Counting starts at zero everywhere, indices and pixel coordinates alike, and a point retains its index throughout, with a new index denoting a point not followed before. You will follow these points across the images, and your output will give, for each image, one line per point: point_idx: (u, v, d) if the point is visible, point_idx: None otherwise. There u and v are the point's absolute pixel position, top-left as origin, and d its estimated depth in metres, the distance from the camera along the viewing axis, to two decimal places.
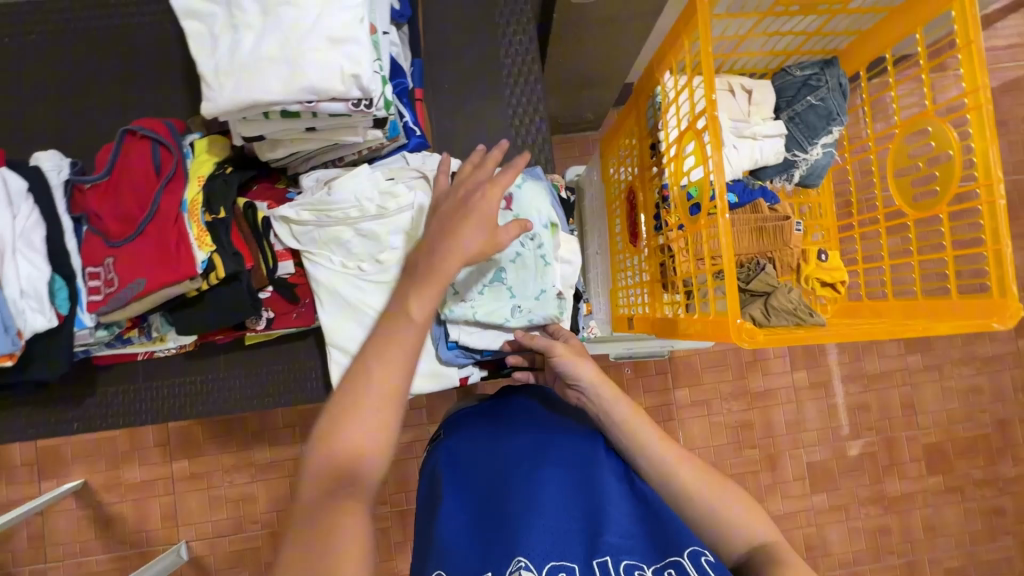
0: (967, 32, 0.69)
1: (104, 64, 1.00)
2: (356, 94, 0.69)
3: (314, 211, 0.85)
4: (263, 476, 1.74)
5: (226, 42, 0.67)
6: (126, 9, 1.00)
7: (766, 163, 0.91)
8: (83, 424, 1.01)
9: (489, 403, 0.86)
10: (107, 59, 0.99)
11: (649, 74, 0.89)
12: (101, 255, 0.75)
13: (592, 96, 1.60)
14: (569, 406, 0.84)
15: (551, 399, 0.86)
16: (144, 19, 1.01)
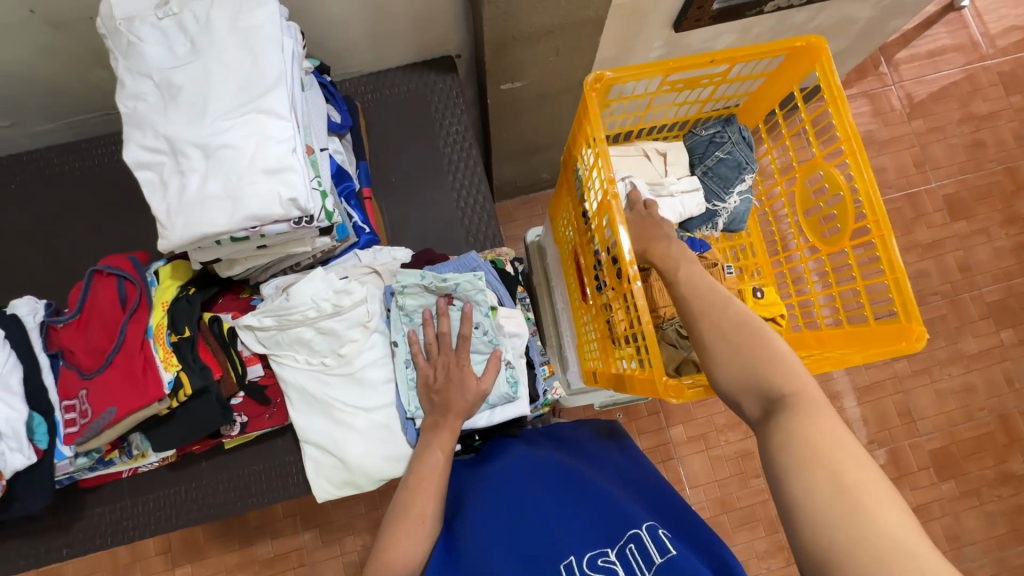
0: (831, 88, 0.78)
1: (89, 206, 1.11)
2: (297, 214, 0.77)
3: (275, 316, 0.91)
4: (268, 572, 1.72)
5: (174, 185, 0.75)
6: (104, 155, 1.12)
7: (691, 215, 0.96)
8: (73, 549, 1.02)
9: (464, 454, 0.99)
10: (92, 201, 1.11)
11: (569, 153, 0.98)
12: (76, 387, 0.80)
13: (544, 160, 1.71)
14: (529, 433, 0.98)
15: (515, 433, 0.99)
16: (120, 159, 1.12)
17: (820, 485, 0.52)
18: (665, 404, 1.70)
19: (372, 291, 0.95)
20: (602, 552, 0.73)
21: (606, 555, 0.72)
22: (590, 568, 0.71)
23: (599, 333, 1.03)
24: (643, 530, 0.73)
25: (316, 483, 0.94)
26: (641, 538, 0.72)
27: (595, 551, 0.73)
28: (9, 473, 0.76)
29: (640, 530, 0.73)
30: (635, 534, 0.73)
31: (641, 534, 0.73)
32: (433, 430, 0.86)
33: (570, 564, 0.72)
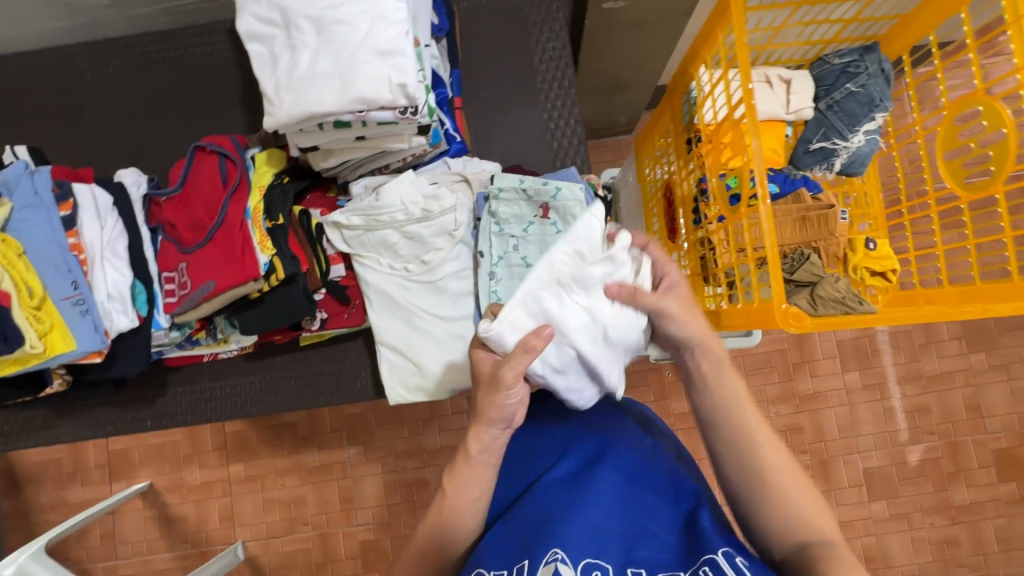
0: (1014, 7, 0.68)
1: (180, 95, 1.11)
2: (403, 103, 0.74)
3: (363, 216, 0.90)
4: (313, 478, 1.81)
5: (284, 60, 0.74)
6: (197, 45, 1.11)
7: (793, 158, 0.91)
8: (157, 422, 1.09)
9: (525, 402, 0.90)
10: (183, 90, 1.11)
11: (683, 71, 0.90)
12: (176, 261, 0.82)
13: (625, 99, 1.59)
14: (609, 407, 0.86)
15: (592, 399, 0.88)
16: (212, 49, 1.11)
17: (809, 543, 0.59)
18: None
19: (461, 200, 0.92)
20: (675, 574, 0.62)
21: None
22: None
23: (686, 272, 0.98)
24: (719, 555, 0.60)
25: (390, 387, 0.94)
26: (717, 562, 0.59)
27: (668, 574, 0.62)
28: (113, 333, 0.80)
29: (715, 554, 0.60)
30: (710, 555, 0.61)
31: (719, 559, 0.60)
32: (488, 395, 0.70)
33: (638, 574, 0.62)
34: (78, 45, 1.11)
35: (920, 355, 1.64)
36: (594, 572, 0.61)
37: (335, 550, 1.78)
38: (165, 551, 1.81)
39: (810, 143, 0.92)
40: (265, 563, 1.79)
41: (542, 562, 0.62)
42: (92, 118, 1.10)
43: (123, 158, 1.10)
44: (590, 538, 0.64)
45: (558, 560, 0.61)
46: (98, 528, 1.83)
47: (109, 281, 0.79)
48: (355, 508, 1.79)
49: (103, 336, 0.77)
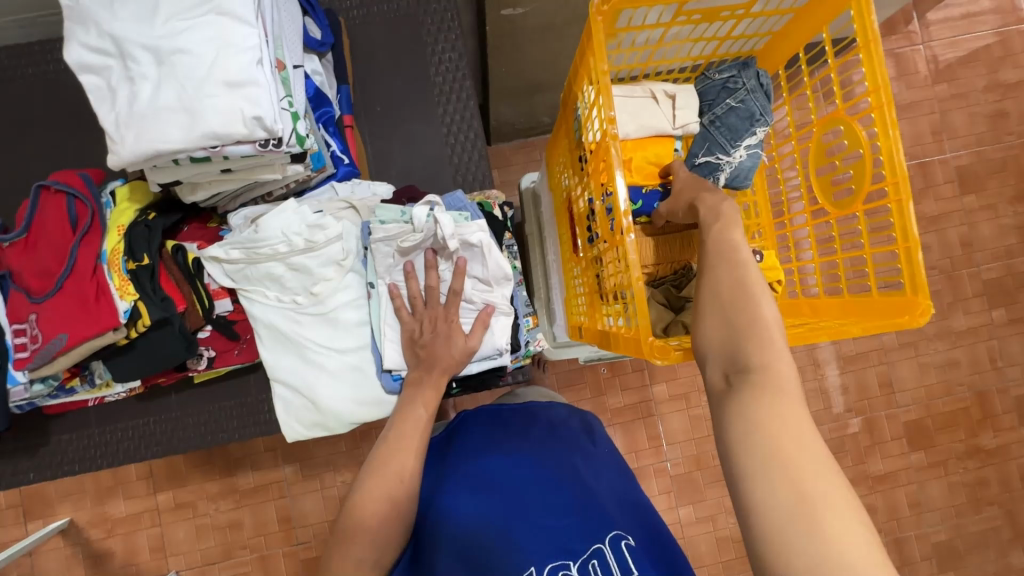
0: (865, 30, 0.69)
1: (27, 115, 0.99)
2: (262, 136, 0.69)
3: (243, 249, 0.86)
4: (249, 501, 1.75)
5: (123, 93, 0.68)
6: (41, 61, 0.99)
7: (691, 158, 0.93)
8: (42, 473, 1.01)
9: (443, 436, 0.95)
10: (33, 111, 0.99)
11: (569, 88, 0.89)
12: (25, 312, 0.76)
13: (544, 100, 1.57)
14: (516, 418, 0.93)
15: (501, 415, 0.94)
16: (59, 64, 0.99)
17: (780, 500, 0.42)
18: (650, 362, 1.70)
19: (348, 227, 0.88)
20: (564, 564, 0.71)
21: (568, 569, 0.70)
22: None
23: (586, 288, 0.98)
24: (607, 545, 0.71)
25: (287, 423, 0.91)
26: (604, 555, 0.70)
27: (557, 563, 0.71)
28: None
29: (603, 545, 0.71)
30: (598, 546, 0.71)
31: (604, 550, 0.71)
32: (416, 386, 0.81)
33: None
34: None
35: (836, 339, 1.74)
36: None
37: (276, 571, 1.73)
38: None
39: (696, 158, 0.92)
40: None
41: None
42: None
43: None
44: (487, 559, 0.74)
45: None
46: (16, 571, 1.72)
47: None
48: (296, 528, 1.74)
49: None
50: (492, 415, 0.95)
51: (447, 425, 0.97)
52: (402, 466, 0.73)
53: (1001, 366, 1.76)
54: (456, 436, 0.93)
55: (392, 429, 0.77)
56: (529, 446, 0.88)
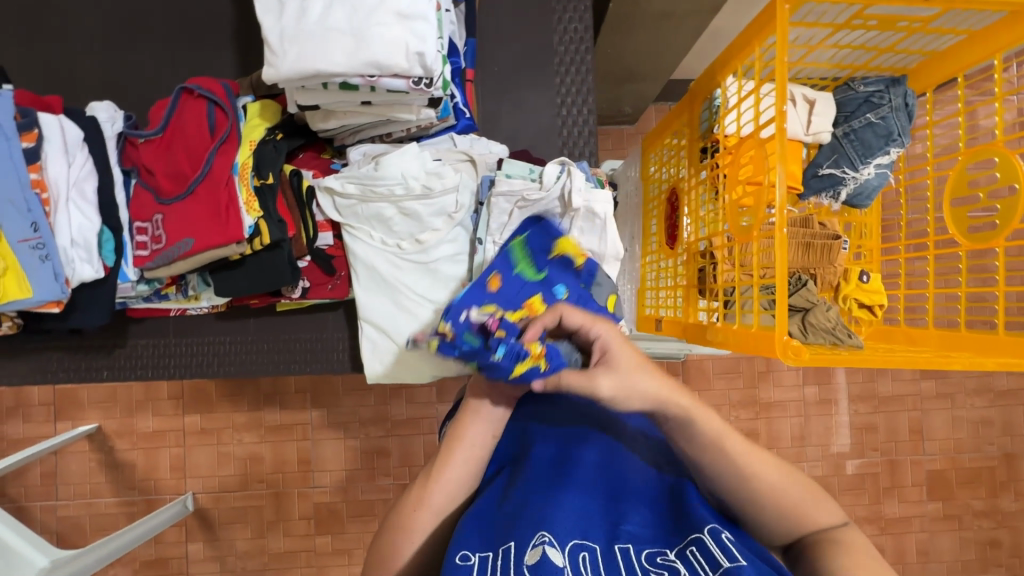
0: None
1: (148, 18, 0.97)
2: (418, 74, 0.68)
3: (359, 185, 0.85)
4: (272, 437, 1.76)
5: (293, 8, 0.67)
6: None
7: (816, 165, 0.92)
8: (114, 373, 1.03)
9: None
10: (153, 15, 0.97)
11: (708, 76, 0.87)
12: (150, 211, 0.76)
13: (635, 90, 1.54)
14: None
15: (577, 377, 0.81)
16: None
17: None
18: (688, 368, 1.69)
19: (465, 180, 0.88)
20: (659, 551, 0.54)
21: (665, 553, 0.54)
22: (647, 565, 0.52)
23: (681, 281, 0.97)
24: (705, 533, 0.54)
25: (370, 365, 0.92)
26: (704, 542, 0.53)
27: (654, 548, 0.55)
28: (76, 282, 0.75)
29: (703, 534, 0.54)
30: (697, 535, 0.54)
31: (706, 538, 0.53)
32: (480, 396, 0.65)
33: (626, 550, 0.54)
34: None
35: (877, 377, 1.73)
36: (582, 553, 0.53)
37: (288, 511, 1.75)
38: (109, 496, 1.75)
39: (820, 168, 0.91)
40: (214, 517, 1.75)
41: (529, 546, 0.54)
42: (46, 30, 0.96)
43: (84, 82, 0.97)
44: (572, 515, 0.58)
45: (546, 543, 0.53)
46: (39, 467, 1.75)
47: (73, 226, 0.73)
48: (312, 471, 1.75)
49: (63, 286, 0.73)
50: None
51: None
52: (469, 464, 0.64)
53: None
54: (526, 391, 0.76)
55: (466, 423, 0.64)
56: (612, 414, 0.72)
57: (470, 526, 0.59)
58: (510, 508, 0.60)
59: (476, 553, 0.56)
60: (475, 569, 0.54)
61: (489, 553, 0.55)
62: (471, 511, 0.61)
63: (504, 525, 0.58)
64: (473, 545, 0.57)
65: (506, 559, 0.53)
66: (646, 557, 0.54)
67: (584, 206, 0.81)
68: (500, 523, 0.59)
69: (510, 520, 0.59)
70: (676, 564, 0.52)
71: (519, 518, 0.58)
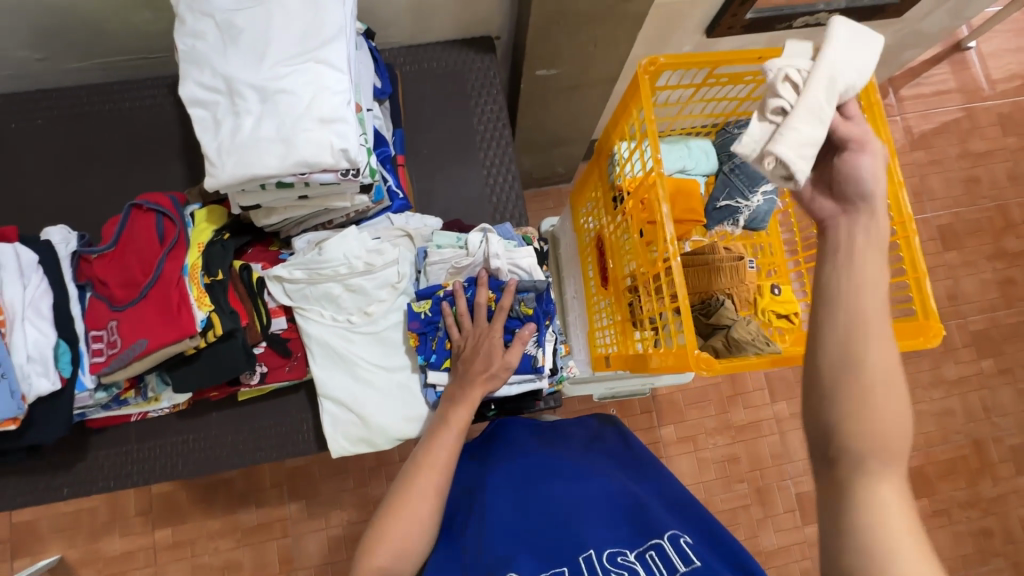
0: (868, 95, 0.82)
1: (103, 146, 1.06)
2: (345, 166, 0.78)
3: (305, 270, 0.92)
4: (250, 540, 1.65)
5: (228, 125, 0.77)
6: (119, 99, 1.07)
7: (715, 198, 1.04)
8: (75, 489, 1.02)
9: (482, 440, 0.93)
10: (107, 143, 1.06)
11: (606, 137, 1.01)
12: (105, 319, 0.82)
13: (564, 153, 1.68)
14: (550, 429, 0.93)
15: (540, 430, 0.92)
16: (134, 105, 1.08)
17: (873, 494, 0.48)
18: (659, 402, 1.73)
19: (403, 253, 0.96)
20: (620, 551, 0.67)
21: (625, 555, 0.67)
22: (608, 566, 0.66)
23: (618, 317, 1.05)
24: (665, 541, 0.66)
25: (333, 439, 0.94)
26: (663, 547, 0.65)
27: (615, 550, 0.67)
28: (32, 397, 0.77)
29: (662, 540, 0.66)
30: (657, 542, 0.66)
31: (664, 543, 0.66)
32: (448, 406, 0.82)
33: (589, 560, 0.67)
34: (2, 96, 1.05)
35: None
36: None
37: None
38: None
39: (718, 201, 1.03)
40: None
41: None
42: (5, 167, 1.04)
43: (41, 209, 1.04)
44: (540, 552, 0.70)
45: None
46: None
47: (29, 342, 0.77)
48: (295, 570, 1.63)
49: (19, 402, 0.75)
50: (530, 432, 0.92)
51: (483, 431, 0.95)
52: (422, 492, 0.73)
53: (993, 415, 1.83)
54: (495, 435, 0.92)
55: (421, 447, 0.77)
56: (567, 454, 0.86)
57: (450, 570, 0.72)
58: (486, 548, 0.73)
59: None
60: None
61: None
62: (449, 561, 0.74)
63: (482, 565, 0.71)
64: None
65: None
66: (606, 560, 0.66)
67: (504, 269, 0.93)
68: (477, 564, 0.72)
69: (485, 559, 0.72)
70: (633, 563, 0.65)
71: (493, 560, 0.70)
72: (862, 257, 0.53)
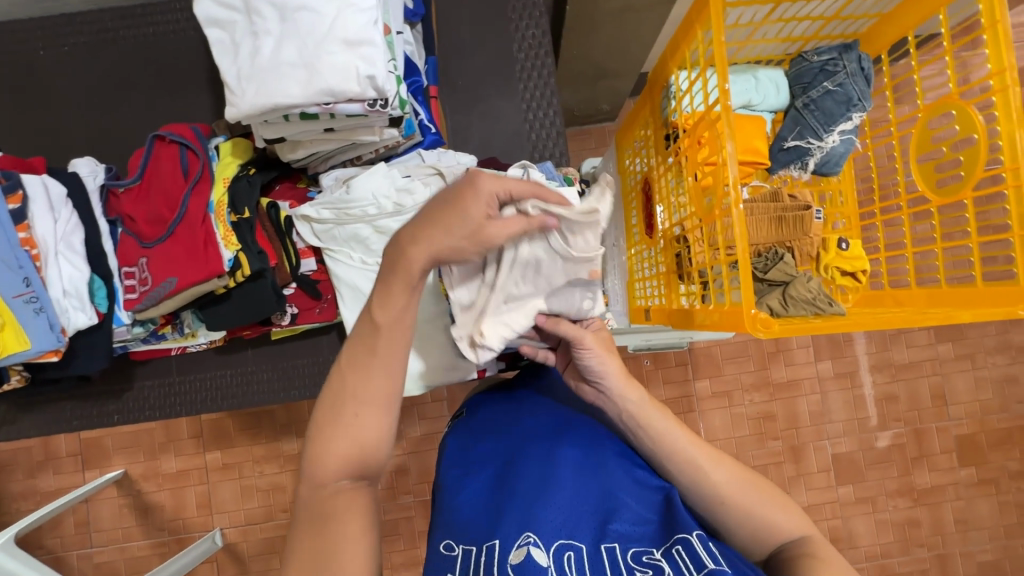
0: (992, 12, 0.67)
1: (129, 76, 1.02)
2: (372, 96, 0.71)
3: (333, 209, 0.88)
4: (291, 466, 1.73)
5: (247, 48, 0.71)
6: (143, 24, 1.02)
7: (785, 137, 0.93)
8: (125, 416, 1.06)
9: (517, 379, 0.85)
10: (134, 72, 1.02)
11: (662, 66, 0.89)
12: (135, 255, 0.81)
13: (609, 88, 1.53)
14: None
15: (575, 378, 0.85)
16: (160, 31, 1.02)
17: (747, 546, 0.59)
18: (695, 356, 1.66)
19: (435, 193, 0.89)
20: (646, 550, 0.56)
21: (650, 554, 0.55)
22: (632, 564, 0.54)
23: (662, 268, 0.98)
24: (693, 536, 0.55)
25: None
26: (690, 543, 0.54)
27: (639, 548, 0.56)
28: (71, 330, 0.79)
29: (690, 535, 0.55)
30: (684, 535, 0.56)
31: (692, 540, 0.55)
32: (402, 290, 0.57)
33: (612, 550, 0.56)
34: (25, 21, 1.01)
35: (891, 345, 1.67)
36: (568, 553, 0.57)
37: None
38: (141, 539, 1.74)
39: (785, 141, 0.93)
40: (244, 550, 1.73)
41: (514, 545, 0.58)
42: (39, 97, 1.02)
43: (76, 141, 1.02)
44: (564, 514, 0.61)
45: (530, 544, 0.57)
46: (71, 517, 1.75)
47: (64, 277, 0.78)
48: None
49: (59, 335, 0.77)
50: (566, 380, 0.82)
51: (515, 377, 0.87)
52: (368, 427, 0.54)
53: None
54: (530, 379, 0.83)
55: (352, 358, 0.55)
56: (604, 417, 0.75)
57: (454, 520, 0.67)
58: (499, 502, 0.65)
59: (461, 545, 0.63)
60: (459, 558, 0.61)
61: (473, 547, 0.61)
62: (461, 506, 0.68)
63: (491, 520, 0.63)
64: (458, 537, 0.64)
65: (490, 556, 0.58)
66: (630, 556, 0.55)
67: (537, 208, 0.60)
68: (490, 517, 0.65)
69: (496, 513, 0.64)
70: (660, 561, 0.53)
71: (509, 513, 0.62)
72: (646, 415, 0.67)
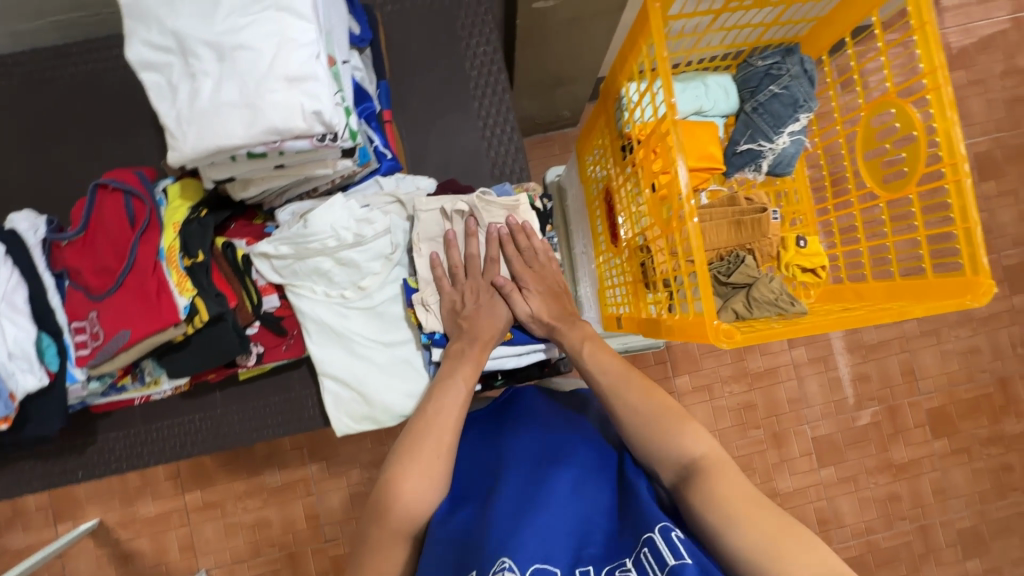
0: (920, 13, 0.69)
1: (69, 118, 0.98)
2: (320, 130, 0.69)
3: (292, 244, 0.86)
4: (275, 499, 1.69)
5: (185, 90, 0.69)
6: (79, 64, 0.98)
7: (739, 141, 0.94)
8: (89, 471, 1.02)
9: (496, 404, 0.86)
10: (74, 114, 0.98)
11: (613, 77, 0.90)
12: (85, 309, 0.78)
13: (568, 94, 1.54)
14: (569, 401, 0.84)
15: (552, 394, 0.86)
16: (98, 70, 0.98)
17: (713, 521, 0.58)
18: (673, 353, 1.68)
19: (395, 221, 0.90)
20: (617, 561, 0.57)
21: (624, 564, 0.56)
22: None
23: (629, 278, 0.99)
24: (655, 532, 0.56)
25: (335, 417, 0.92)
26: (654, 541, 0.55)
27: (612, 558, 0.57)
28: (21, 394, 0.76)
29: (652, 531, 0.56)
30: (648, 534, 0.56)
31: (655, 536, 0.55)
32: (457, 359, 0.81)
33: None
34: None
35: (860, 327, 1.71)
36: None
37: (305, 570, 1.67)
38: None
39: (737, 145, 0.94)
40: None
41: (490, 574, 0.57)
42: None
43: (17, 189, 0.98)
44: (543, 535, 0.59)
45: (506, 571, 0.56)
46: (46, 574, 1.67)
47: (10, 339, 0.75)
48: (321, 525, 1.68)
49: (7, 401, 0.74)
50: (546, 396, 0.84)
51: (499, 398, 0.87)
52: (436, 465, 0.69)
53: None
54: (510, 402, 0.84)
55: (427, 407, 0.75)
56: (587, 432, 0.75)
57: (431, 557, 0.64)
58: (479, 529, 0.64)
59: None
60: None
61: None
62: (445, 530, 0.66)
63: (470, 551, 0.62)
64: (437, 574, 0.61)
65: None
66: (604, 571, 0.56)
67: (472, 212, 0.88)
68: (469, 545, 0.63)
69: (475, 543, 0.62)
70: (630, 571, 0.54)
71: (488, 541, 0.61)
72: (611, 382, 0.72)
